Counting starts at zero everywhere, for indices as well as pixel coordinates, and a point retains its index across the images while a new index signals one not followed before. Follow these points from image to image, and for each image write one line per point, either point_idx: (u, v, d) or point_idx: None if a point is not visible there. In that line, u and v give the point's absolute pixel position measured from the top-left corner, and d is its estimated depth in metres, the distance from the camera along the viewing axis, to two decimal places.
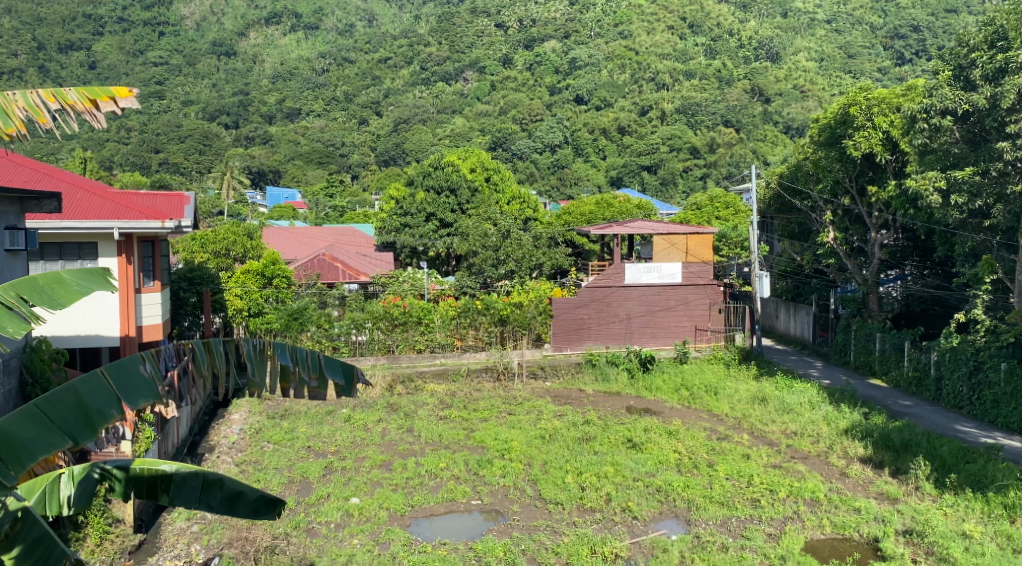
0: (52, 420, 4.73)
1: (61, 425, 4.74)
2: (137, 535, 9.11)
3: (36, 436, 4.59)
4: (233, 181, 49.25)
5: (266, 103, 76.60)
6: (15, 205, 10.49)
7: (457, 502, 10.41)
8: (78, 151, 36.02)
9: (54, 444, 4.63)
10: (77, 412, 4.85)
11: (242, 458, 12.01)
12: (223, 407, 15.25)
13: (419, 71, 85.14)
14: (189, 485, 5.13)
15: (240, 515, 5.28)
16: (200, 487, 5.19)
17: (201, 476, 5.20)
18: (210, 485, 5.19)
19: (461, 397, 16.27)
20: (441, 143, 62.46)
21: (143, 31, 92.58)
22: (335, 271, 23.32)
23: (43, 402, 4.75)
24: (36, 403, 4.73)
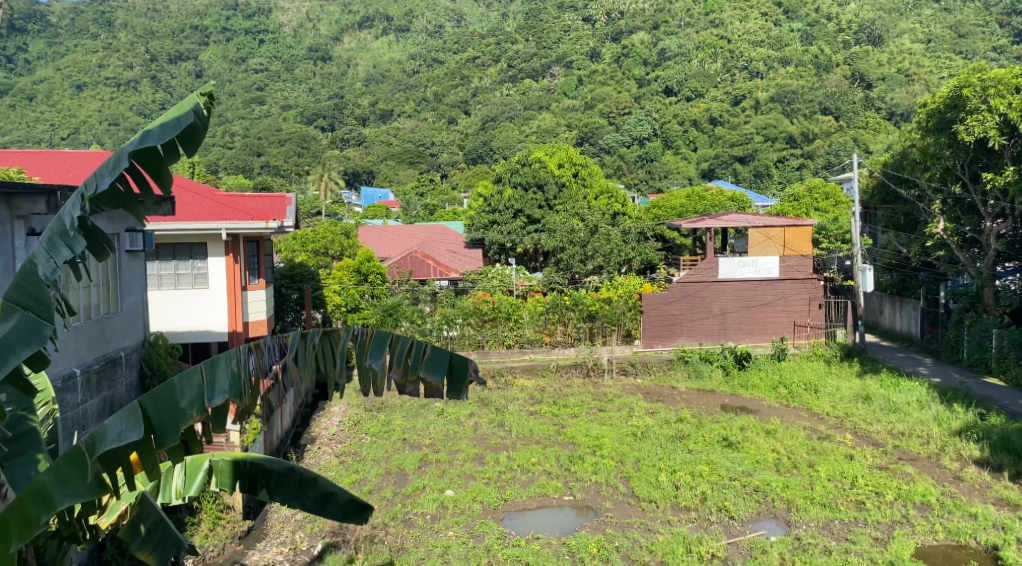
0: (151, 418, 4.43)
1: (159, 424, 4.44)
2: (247, 521, 9.60)
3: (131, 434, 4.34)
4: (330, 182, 51.13)
5: (359, 106, 78.99)
6: (133, 208, 11.34)
7: (550, 497, 10.46)
8: (188, 157, 38.29)
9: (137, 438, 4.30)
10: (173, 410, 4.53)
11: (342, 449, 12.43)
12: (325, 400, 15.90)
13: (507, 68, 85.66)
14: (286, 481, 5.21)
15: (327, 516, 5.33)
16: (296, 485, 5.23)
17: (298, 472, 5.25)
18: (305, 483, 5.23)
19: (551, 392, 16.33)
20: (529, 139, 62.68)
21: (245, 40, 96.78)
22: (426, 268, 23.81)
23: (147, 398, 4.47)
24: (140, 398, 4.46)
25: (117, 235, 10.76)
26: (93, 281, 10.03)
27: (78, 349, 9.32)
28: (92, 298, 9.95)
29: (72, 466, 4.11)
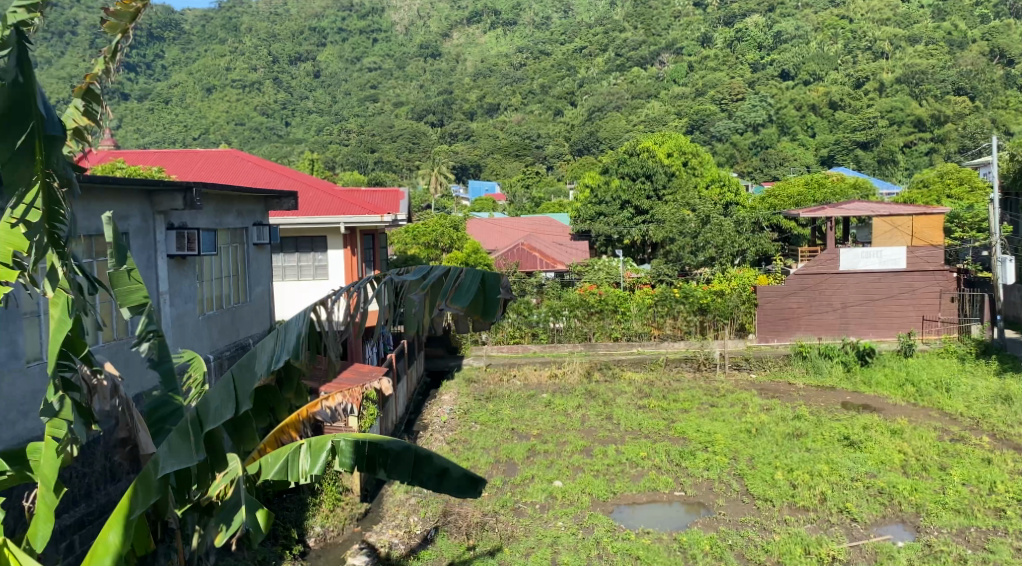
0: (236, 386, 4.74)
1: (241, 389, 4.73)
2: (363, 504, 10.00)
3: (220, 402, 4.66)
4: (439, 177, 52.40)
5: (467, 100, 80.23)
6: (260, 203, 12.06)
7: (660, 492, 10.32)
8: (307, 156, 40.10)
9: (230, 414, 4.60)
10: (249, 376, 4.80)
11: (452, 437, 12.72)
12: (436, 389, 16.33)
13: (615, 57, 84.74)
14: (403, 460, 5.39)
15: (445, 493, 5.48)
16: (413, 462, 5.43)
17: (413, 451, 5.45)
18: (422, 461, 5.44)
19: (660, 386, 16.07)
20: (637, 128, 61.81)
21: (360, 40, 100.17)
22: (532, 260, 23.87)
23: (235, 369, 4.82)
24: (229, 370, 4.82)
25: (247, 228, 11.50)
26: (224, 273, 11.03)
27: (212, 337, 10.44)
28: (222, 288, 10.97)
29: (177, 438, 4.49)
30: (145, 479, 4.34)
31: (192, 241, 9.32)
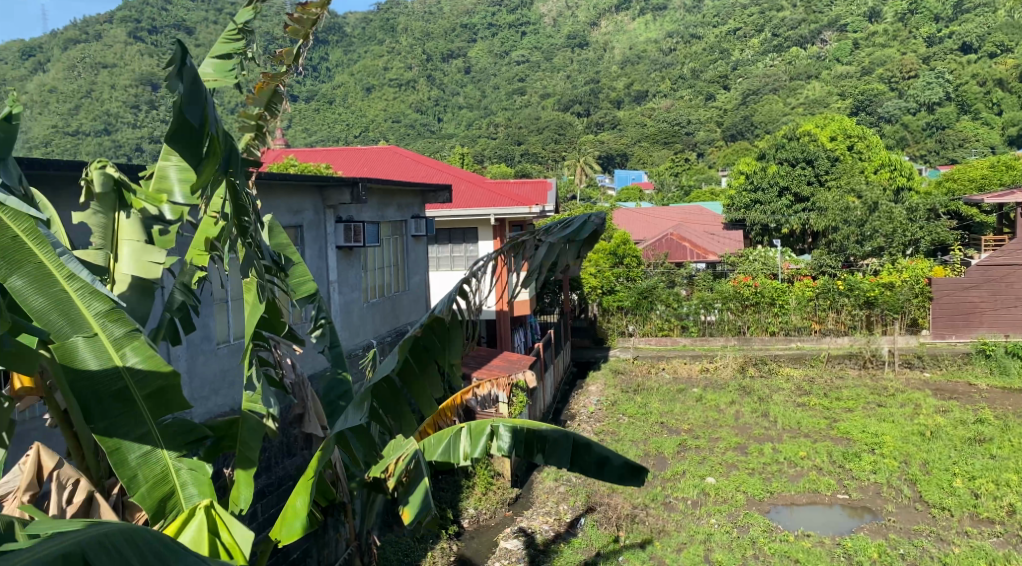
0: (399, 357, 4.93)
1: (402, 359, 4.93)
2: (514, 489, 10.23)
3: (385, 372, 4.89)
4: (586, 167, 52.57)
5: (615, 89, 79.55)
6: (417, 197, 12.62)
7: (821, 494, 9.82)
8: (459, 150, 41.30)
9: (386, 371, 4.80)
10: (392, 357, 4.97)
11: (601, 428, 12.71)
12: (584, 380, 16.38)
13: (772, 37, 81.07)
14: (562, 447, 5.47)
15: (607, 481, 5.53)
16: (572, 451, 5.49)
17: (572, 439, 5.51)
18: (581, 449, 5.47)
19: (821, 383, 15.27)
20: (795, 112, 58.82)
21: (509, 33, 101.70)
22: (682, 250, 23.38)
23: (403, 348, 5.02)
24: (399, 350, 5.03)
25: (404, 221, 12.08)
26: (386, 264, 11.70)
27: (374, 324, 11.09)
28: (384, 278, 11.64)
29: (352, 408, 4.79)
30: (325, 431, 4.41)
31: (358, 233, 9.92)
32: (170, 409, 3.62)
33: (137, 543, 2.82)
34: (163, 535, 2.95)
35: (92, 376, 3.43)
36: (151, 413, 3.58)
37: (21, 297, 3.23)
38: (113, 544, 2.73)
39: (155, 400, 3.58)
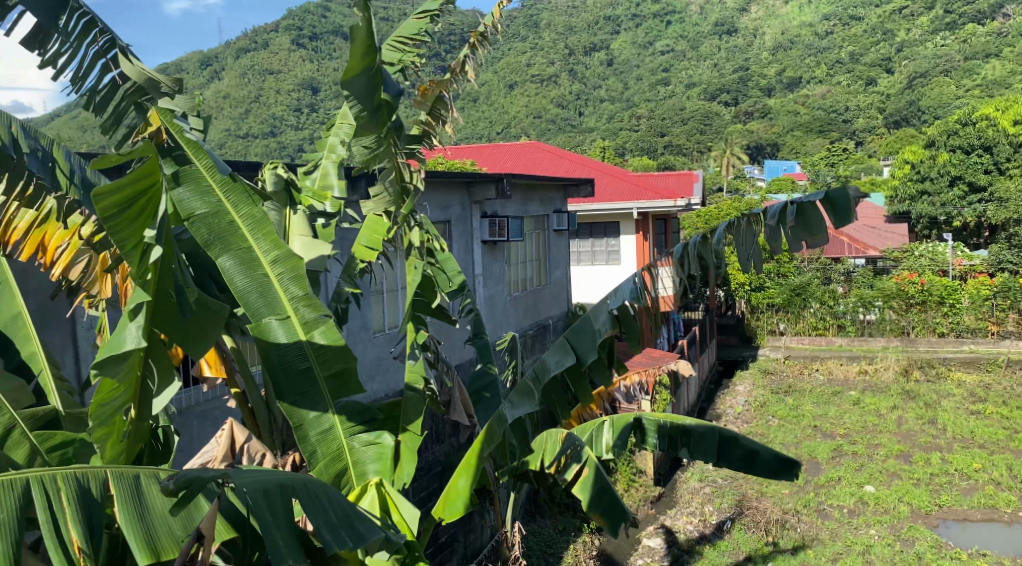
0: (572, 344, 5.02)
1: (577, 346, 5.00)
2: (657, 488, 10.10)
3: (556, 358, 4.99)
4: (733, 159, 51.06)
5: (765, 76, 76.26)
6: (559, 191, 12.72)
7: (999, 511, 9.01)
8: (601, 142, 41.05)
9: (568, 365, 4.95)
10: (592, 333, 5.01)
11: (748, 429, 12.27)
12: (731, 379, 15.89)
13: (945, 14, 74.86)
14: (705, 441, 5.36)
15: (756, 475, 5.31)
16: (717, 445, 5.36)
17: (717, 433, 5.37)
18: (727, 443, 5.35)
19: (999, 390, 13.98)
20: (970, 95, 54.07)
21: (654, 22, 99.75)
22: (839, 245, 22.14)
23: (570, 332, 5.11)
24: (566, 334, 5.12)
25: (546, 216, 12.23)
26: (528, 258, 11.87)
27: (517, 317, 11.29)
28: (526, 272, 11.81)
29: (520, 392, 4.93)
30: (522, 390, 4.93)
31: (502, 228, 10.06)
32: (347, 389, 3.97)
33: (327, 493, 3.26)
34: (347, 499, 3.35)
35: (284, 350, 3.82)
36: (330, 391, 3.95)
37: (229, 276, 3.64)
38: (312, 484, 3.19)
39: (336, 381, 3.94)
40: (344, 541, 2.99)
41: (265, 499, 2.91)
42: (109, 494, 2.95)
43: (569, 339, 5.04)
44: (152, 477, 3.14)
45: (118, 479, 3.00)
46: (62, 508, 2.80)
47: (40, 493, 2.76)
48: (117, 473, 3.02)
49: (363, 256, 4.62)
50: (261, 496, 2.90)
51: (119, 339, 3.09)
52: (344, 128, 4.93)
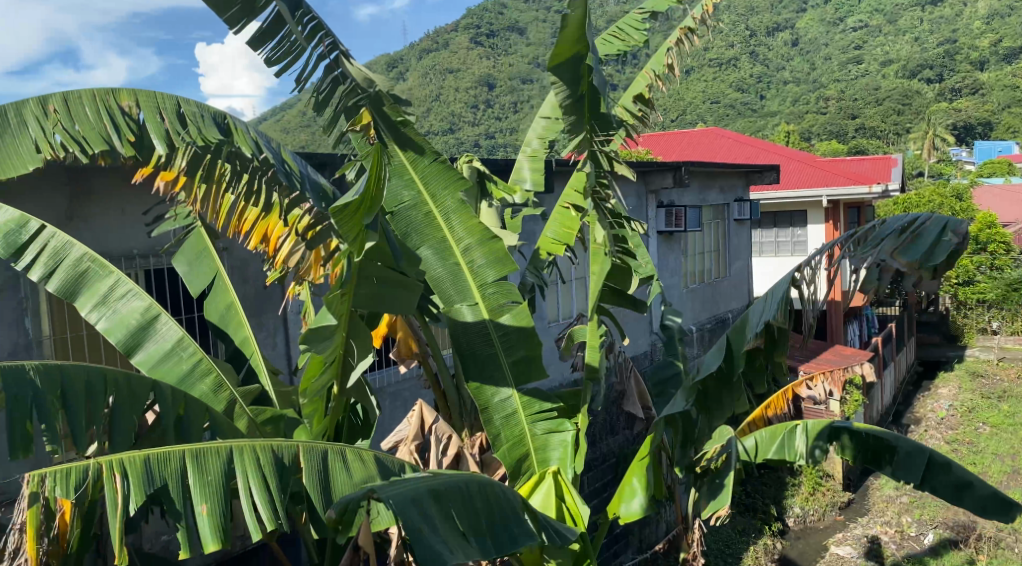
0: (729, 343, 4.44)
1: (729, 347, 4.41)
2: (846, 493, 9.49)
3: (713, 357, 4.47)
4: (936, 142, 46.57)
5: (977, 47, 68.67)
6: (741, 178, 12.24)
7: None
8: (784, 127, 38.79)
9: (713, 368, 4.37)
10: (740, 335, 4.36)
11: (953, 436, 11.21)
12: (932, 381, 14.59)
13: None
14: (912, 461, 5.05)
15: (964, 506, 5.02)
16: (924, 467, 5.05)
17: (927, 455, 5.04)
18: (938, 469, 5.02)
19: None
20: None
21: None
22: None
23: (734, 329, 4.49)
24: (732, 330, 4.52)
25: (727, 204, 11.85)
26: (707, 249, 11.57)
27: (694, 309, 11.03)
28: (705, 264, 11.53)
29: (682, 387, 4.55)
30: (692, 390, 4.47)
31: (679, 218, 9.94)
32: (529, 377, 4.08)
33: (485, 492, 3.18)
34: (505, 489, 3.31)
35: (470, 337, 4.00)
36: (513, 379, 4.08)
37: (428, 264, 3.87)
38: (465, 487, 3.10)
39: (519, 366, 4.06)
40: (489, 554, 2.95)
41: (418, 513, 2.78)
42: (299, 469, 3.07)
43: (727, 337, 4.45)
44: (339, 455, 3.26)
45: (308, 453, 3.17)
46: (258, 477, 2.98)
47: (241, 462, 2.98)
48: (309, 447, 3.19)
49: (548, 249, 4.82)
50: (413, 511, 2.78)
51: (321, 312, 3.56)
52: (541, 122, 5.12)
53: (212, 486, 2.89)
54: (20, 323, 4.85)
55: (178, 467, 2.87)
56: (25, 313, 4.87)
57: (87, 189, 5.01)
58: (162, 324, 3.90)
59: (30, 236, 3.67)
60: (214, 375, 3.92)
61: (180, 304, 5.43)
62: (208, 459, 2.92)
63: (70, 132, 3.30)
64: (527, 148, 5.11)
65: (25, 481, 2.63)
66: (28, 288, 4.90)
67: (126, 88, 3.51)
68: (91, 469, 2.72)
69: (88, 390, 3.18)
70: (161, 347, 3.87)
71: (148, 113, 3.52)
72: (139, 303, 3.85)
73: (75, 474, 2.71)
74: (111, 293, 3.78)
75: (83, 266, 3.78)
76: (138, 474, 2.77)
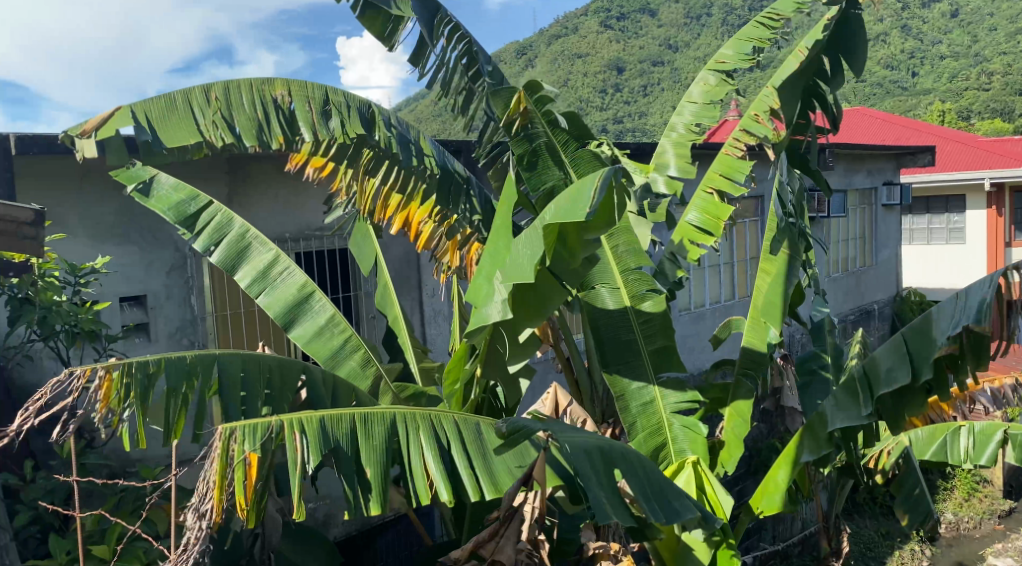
0: (909, 350, 3.81)
1: (914, 358, 3.77)
2: (1008, 501, 8.79)
3: (890, 366, 3.85)
4: None
5: None
6: (891, 161, 11.48)
7: None
8: (939, 106, 35.92)
9: (903, 381, 3.74)
10: (931, 344, 3.71)
11: None
12: None
13: None
14: None
15: None
16: None
17: None
18: None
19: None
20: None
21: None
22: None
23: (910, 331, 3.89)
24: (905, 331, 3.91)
25: (876, 189, 11.16)
26: (852, 236, 11.00)
27: (837, 300, 10.52)
28: (849, 251, 10.99)
29: (847, 393, 4.00)
30: (849, 388, 4.00)
31: (822, 203, 9.56)
32: (671, 364, 4.07)
33: (645, 462, 3.25)
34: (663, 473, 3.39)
35: (613, 325, 4.03)
36: (653, 365, 4.06)
37: None
38: (631, 454, 3.23)
39: (659, 355, 4.06)
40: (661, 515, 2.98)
41: (588, 462, 2.92)
42: (456, 435, 3.24)
43: (907, 341, 3.83)
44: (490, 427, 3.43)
45: (463, 425, 3.32)
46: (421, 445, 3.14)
47: (405, 429, 3.12)
48: (462, 418, 3.35)
49: (686, 234, 4.65)
50: (586, 458, 2.93)
51: (483, 313, 3.24)
52: (692, 107, 4.88)
53: (378, 450, 3.05)
54: (186, 303, 5.50)
55: (348, 429, 3.03)
56: (191, 291, 5.51)
57: (244, 177, 5.60)
58: (316, 302, 4.08)
59: (200, 208, 3.97)
60: (362, 351, 4.12)
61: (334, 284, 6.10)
62: (373, 423, 3.10)
63: (228, 123, 3.50)
64: (671, 130, 4.93)
65: (218, 432, 2.67)
66: (194, 269, 5.51)
67: (280, 79, 3.69)
68: (275, 425, 2.86)
69: (244, 371, 3.49)
70: (315, 323, 4.05)
71: (299, 104, 3.66)
72: (295, 279, 4.05)
73: (261, 429, 2.82)
74: (271, 268, 4.00)
75: (245, 243, 4.01)
76: (314, 431, 2.93)
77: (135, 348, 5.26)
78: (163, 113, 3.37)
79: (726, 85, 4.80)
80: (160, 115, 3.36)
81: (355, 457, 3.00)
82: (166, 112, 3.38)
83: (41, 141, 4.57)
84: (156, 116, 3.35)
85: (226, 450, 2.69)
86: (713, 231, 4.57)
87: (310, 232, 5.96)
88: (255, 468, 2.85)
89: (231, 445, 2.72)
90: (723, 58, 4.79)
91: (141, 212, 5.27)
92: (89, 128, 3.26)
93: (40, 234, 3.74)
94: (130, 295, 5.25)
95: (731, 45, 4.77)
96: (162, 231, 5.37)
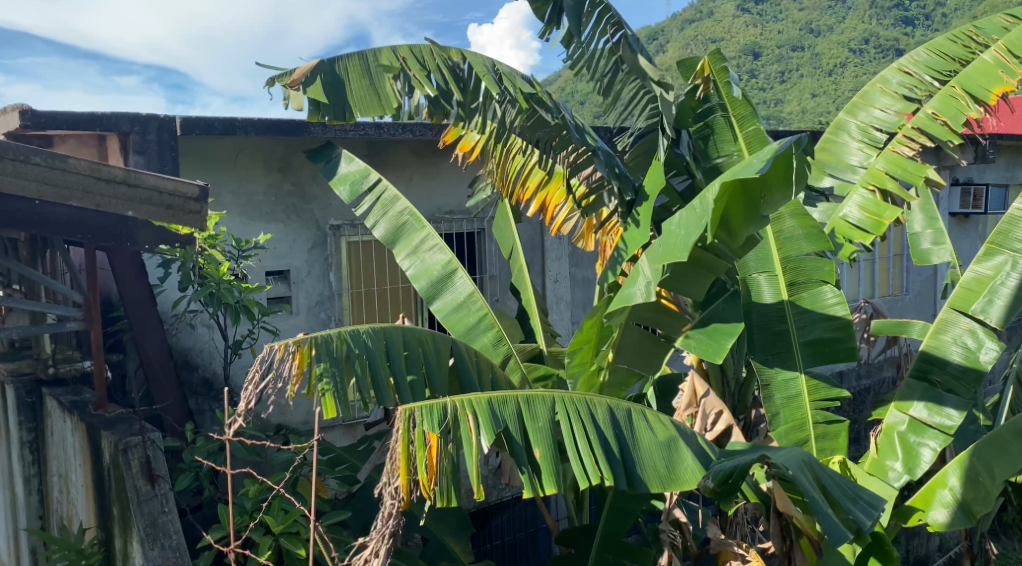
0: None
1: None
2: None
3: None
4: None
5: None
6: None
7: None
8: None
9: None
10: None
11: None
12: None
13: None
14: None
15: None
16: None
17: None
18: None
19: None
20: None
21: None
22: None
23: None
24: None
25: None
26: None
27: None
28: None
29: None
30: None
31: (978, 198, 8.95)
32: (825, 361, 3.84)
33: None
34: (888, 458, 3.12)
35: (765, 312, 3.93)
36: (804, 360, 3.88)
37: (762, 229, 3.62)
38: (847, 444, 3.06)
39: (813, 348, 3.88)
40: (873, 517, 2.83)
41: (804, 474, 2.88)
42: (615, 422, 3.22)
43: None
44: (641, 415, 3.33)
45: (614, 410, 3.29)
46: (577, 427, 3.14)
47: (563, 413, 3.17)
48: (614, 404, 3.32)
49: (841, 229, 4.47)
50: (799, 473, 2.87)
51: (629, 293, 3.37)
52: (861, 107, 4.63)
53: (542, 433, 3.11)
54: (325, 278, 5.78)
55: (514, 412, 3.11)
56: (330, 268, 5.78)
57: (381, 160, 5.86)
58: (458, 278, 4.22)
59: (369, 187, 4.33)
60: (495, 329, 4.16)
61: (474, 263, 6.37)
62: (535, 405, 3.18)
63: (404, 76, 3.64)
64: (842, 130, 4.61)
65: (400, 412, 2.81)
66: (334, 247, 5.78)
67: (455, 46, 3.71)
68: (449, 408, 2.96)
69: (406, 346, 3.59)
70: (454, 298, 4.19)
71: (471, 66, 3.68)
72: (441, 257, 4.22)
73: (436, 411, 2.93)
74: (420, 245, 4.23)
75: (403, 219, 4.32)
76: (484, 413, 3.02)
77: (280, 320, 5.60)
78: (358, 72, 3.57)
79: (904, 85, 4.52)
80: (357, 73, 3.56)
81: (522, 440, 3.07)
82: (360, 71, 3.57)
83: (203, 124, 4.95)
84: (353, 78, 3.54)
85: (409, 427, 2.82)
86: (871, 230, 4.40)
87: (441, 214, 6.12)
88: (437, 448, 2.87)
89: (412, 424, 2.84)
90: (908, 61, 4.58)
91: (288, 191, 5.59)
92: (298, 79, 3.38)
93: (204, 209, 4.00)
94: (275, 270, 5.56)
95: (919, 52, 4.58)
96: (305, 210, 5.66)
